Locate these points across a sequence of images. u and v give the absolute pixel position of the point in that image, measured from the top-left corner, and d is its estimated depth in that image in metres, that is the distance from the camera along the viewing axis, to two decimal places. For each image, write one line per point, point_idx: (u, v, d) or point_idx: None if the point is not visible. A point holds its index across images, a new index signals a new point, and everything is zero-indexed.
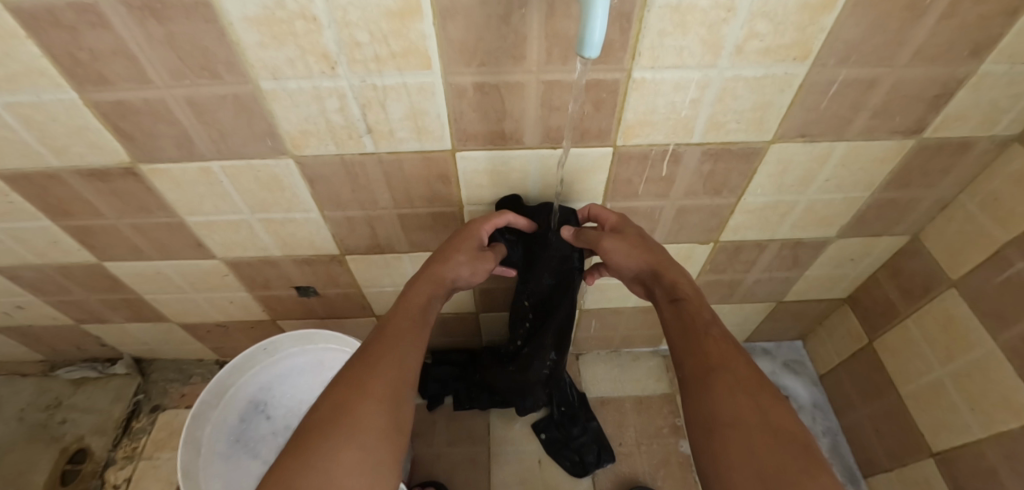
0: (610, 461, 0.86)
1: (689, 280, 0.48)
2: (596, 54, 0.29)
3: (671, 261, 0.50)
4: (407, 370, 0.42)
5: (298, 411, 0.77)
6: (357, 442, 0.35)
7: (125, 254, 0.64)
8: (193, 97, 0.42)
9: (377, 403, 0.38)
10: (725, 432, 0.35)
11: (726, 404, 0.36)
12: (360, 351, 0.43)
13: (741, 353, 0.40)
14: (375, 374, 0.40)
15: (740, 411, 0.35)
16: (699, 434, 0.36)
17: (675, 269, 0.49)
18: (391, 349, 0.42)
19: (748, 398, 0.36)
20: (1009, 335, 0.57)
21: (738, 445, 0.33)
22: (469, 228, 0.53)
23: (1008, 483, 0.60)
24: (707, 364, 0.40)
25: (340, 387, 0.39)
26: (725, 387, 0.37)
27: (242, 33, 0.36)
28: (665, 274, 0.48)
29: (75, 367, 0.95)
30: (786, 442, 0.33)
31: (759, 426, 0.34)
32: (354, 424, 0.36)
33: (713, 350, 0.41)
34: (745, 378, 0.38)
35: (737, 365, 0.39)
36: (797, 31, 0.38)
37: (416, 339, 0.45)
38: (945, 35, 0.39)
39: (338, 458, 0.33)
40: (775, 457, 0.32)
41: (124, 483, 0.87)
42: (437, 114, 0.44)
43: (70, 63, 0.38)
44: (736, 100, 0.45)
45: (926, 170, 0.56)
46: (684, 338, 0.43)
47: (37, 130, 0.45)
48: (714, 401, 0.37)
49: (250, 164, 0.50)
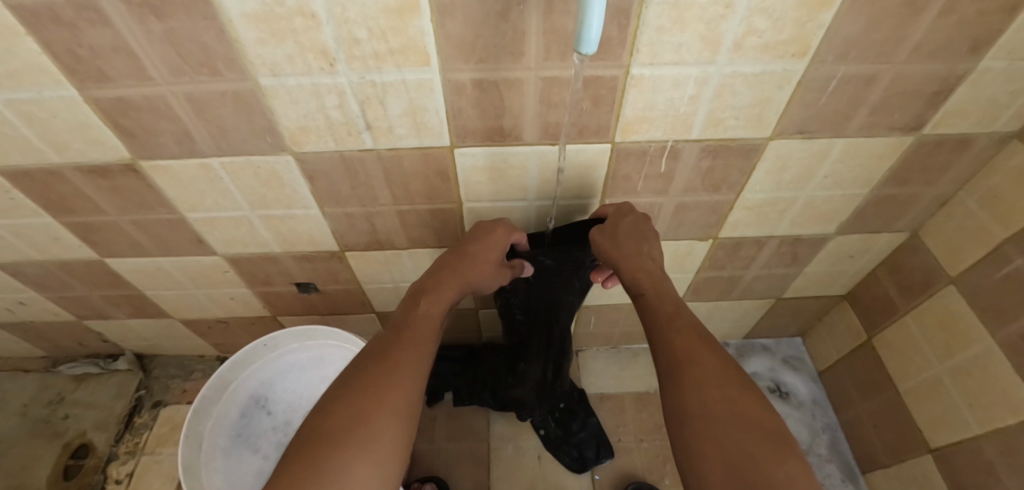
0: (610, 457, 0.86)
1: (651, 271, 0.50)
2: (593, 50, 0.29)
3: (640, 252, 0.51)
4: (423, 379, 0.42)
5: (298, 406, 0.79)
6: (370, 455, 0.35)
7: (126, 250, 0.64)
8: (193, 93, 0.42)
9: (395, 415, 0.38)
10: (695, 424, 0.36)
11: (695, 396, 0.37)
12: (374, 350, 0.43)
13: (710, 344, 0.41)
14: (395, 385, 0.39)
15: (708, 402, 0.36)
16: (674, 426, 0.37)
17: (637, 260, 0.50)
18: (408, 356, 0.42)
19: (718, 389, 0.37)
20: (1007, 331, 0.57)
21: (707, 436, 0.34)
22: (498, 243, 0.54)
23: (1005, 478, 0.60)
24: (677, 357, 0.40)
25: (358, 394, 0.38)
26: (694, 380, 0.38)
27: (242, 30, 0.36)
28: (624, 268, 0.50)
29: (78, 363, 0.96)
30: (752, 432, 0.34)
31: (727, 416, 0.35)
32: (372, 438, 0.36)
33: (681, 344, 0.41)
34: (715, 370, 0.39)
35: (703, 356, 0.40)
36: (796, 27, 0.38)
37: (430, 345, 0.45)
38: (944, 31, 0.39)
39: (353, 473, 0.33)
40: (741, 447, 0.33)
41: (126, 478, 0.88)
42: (436, 110, 0.45)
43: (70, 60, 0.38)
44: (735, 96, 0.45)
45: (926, 167, 0.56)
46: (659, 335, 0.44)
47: (38, 127, 0.45)
48: (685, 395, 0.37)
49: (250, 161, 0.50)
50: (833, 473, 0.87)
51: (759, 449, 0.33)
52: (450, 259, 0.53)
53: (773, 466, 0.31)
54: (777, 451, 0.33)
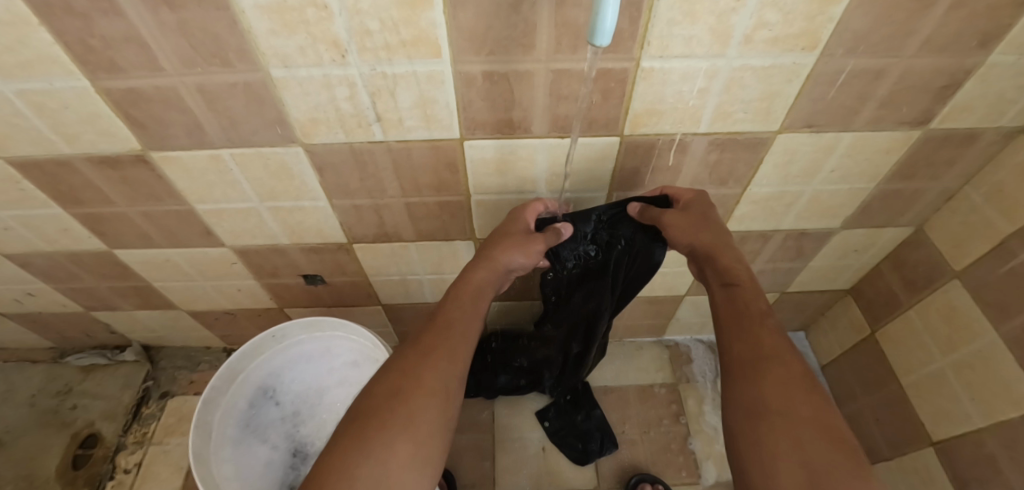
0: (614, 448, 0.87)
1: (745, 266, 0.46)
2: (607, 42, 0.29)
3: (727, 241, 0.47)
4: (460, 363, 0.42)
5: (308, 396, 0.80)
6: (410, 432, 0.35)
7: (135, 241, 0.65)
8: (204, 84, 0.42)
9: (432, 397, 0.38)
10: (774, 423, 0.34)
11: (780, 395, 0.35)
12: (414, 337, 0.44)
13: (794, 346, 0.39)
14: (430, 368, 0.40)
15: (786, 403, 0.34)
16: (740, 417, 0.36)
17: (728, 252, 0.47)
18: (444, 343, 0.43)
19: (799, 391, 0.35)
20: (1009, 326, 0.58)
21: (785, 434, 0.33)
22: (515, 214, 0.56)
23: (1007, 470, 0.61)
24: (757, 351, 0.39)
25: (396, 376, 0.40)
26: (773, 377, 0.36)
27: (254, 20, 0.36)
28: (718, 258, 0.46)
29: (86, 354, 0.96)
30: (835, 442, 0.32)
31: (809, 421, 0.33)
32: (412, 417, 0.36)
33: (764, 340, 0.39)
34: (795, 371, 0.37)
35: (786, 355, 0.38)
36: (806, 20, 0.38)
37: (466, 327, 0.46)
38: (953, 25, 0.39)
39: (394, 452, 0.34)
40: (823, 457, 0.31)
41: (134, 467, 0.89)
42: (446, 102, 0.45)
43: (81, 50, 0.38)
44: (743, 89, 0.45)
45: (932, 161, 0.56)
46: (735, 323, 0.41)
47: (49, 117, 0.45)
48: (766, 390, 0.36)
49: (260, 152, 0.50)
50: None
51: (844, 464, 0.30)
52: (487, 243, 0.54)
53: (857, 479, 0.29)
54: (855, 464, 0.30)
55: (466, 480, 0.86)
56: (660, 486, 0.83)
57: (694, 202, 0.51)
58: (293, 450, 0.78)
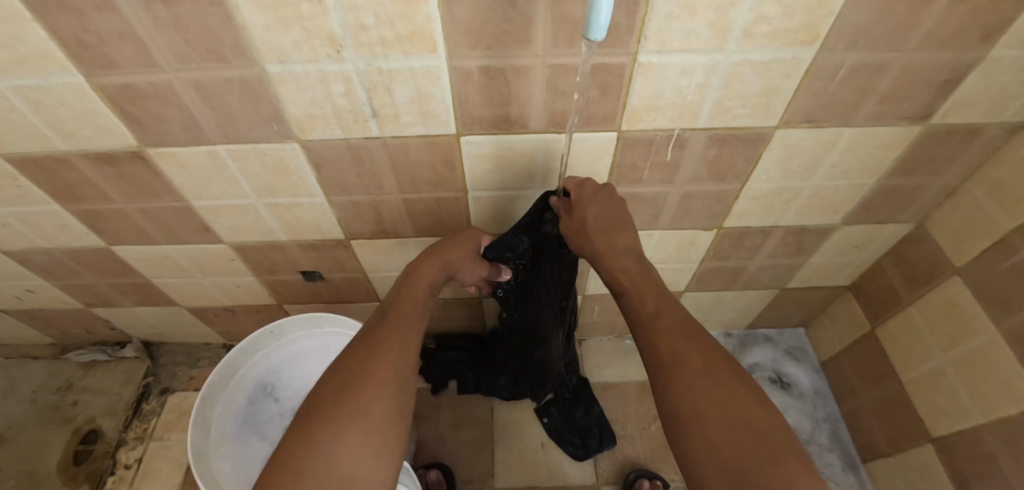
0: (612, 444, 0.87)
1: (634, 266, 0.47)
2: (602, 36, 0.29)
3: (616, 244, 0.48)
4: (411, 354, 0.43)
5: (306, 392, 0.79)
6: (358, 425, 0.36)
7: (134, 238, 0.65)
8: (199, 80, 0.42)
9: (383, 387, 0.39)
10: (694, 428, 0.36)
11: (692, 397, 0.37)
12: (365, 333, 0.45)
13: (696, 339, 0.41)
14: (380, 360, 0.41)
15: (701, 402, 0.36)
16: (669, 427, 0.38)
17: (615, 259, 0.47)
18: (396, 334, 0.44)
19: (712, 388, 0.37)
20: (1011, 322, 0.58)
21: (703, 438, 0.35)
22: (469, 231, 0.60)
23: (1006, 467, 0.61)
24: (662, 360, 0.40)
25: (345, 371, 0.40)
26: (680, 380, 0.38)
27: (248, 15, 0.36)
28: (606, 261, 0.48)
29: (87, 350, 0.97)
30: (751, 434, 0.34)
31: (721, 421, 0.35)
32: (362, 406, 0.37)
33: (666, 345, 0.41)
34: (704, 368, 0.38)
35: (693, 357, 0.39)
36: (806, 14, 0.38)
37: (415, 323, 0.46)
38: (956, 19, 0.39)
39: (344, 442, 0.34)
40: (738, 454, 0.33)
41: (135, 463, 0.89)
42: (442, 98, 0.44)
43: (75, 46, 0.38)
44: (743, 84, 0.45)
45: (934, 157, 0.55)
46: (642, 333, 0.43)
47: (45, 113, 0.45)
48: (676, 395, 0.38)
49: (257, 148, 0.50)
50: (834, 462, 0.88)
51: (757, 451, 0.32)
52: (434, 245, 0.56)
53: (773, 471, 0.31)
54: (773, 449, 0.33)
55: (465, 476, 0.86)
56: (658, 482, 0.83)
57: (583, 195, 0.49)
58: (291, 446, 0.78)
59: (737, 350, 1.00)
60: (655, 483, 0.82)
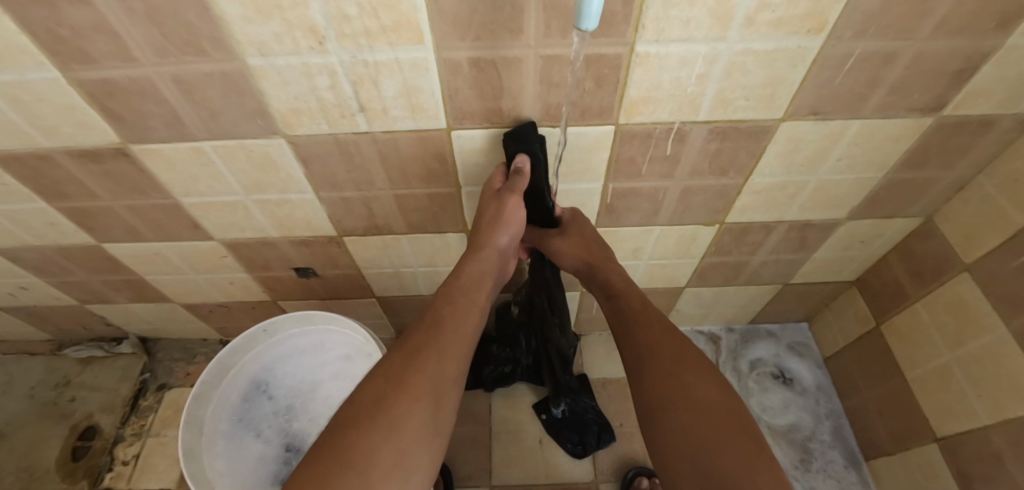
0: (610, 441, 0.86)
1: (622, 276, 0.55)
2: (594, 26, 0.28)
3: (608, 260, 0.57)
4: (451, 362, 0.42)
5: (299, 390, 0.79)
6: (392, 441, 0.36)
7: (124, 235, 0.64)
8: (179, 74, 0.40)
9: (417, 402, 0.38)
10: (659, 415, 0.41)
11: (658, 389, 0.42)
12: (404, 337, 0.45)
13: (671, 335, 0.47)
14: (419, 373, 0.40)
15: (670, 390, 0.42)
16: (642, 415, 0.43)
17: (611, 267, 0.56)
18: (435, 343, 0.43)
19: (682, 373, 0.43)
20: (1020, 321, 0.56)
21: (670, 424, 0.40)
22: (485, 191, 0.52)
23: (1012, 468, 0.60)
24: (642, 353, 0.46)
25: (381, 381, 0.40)
26: (656, 373, 0.43)
27: (225, 6, 0.34)
28: (599, 273, 0.56)
29: (83, 347, 0.97)
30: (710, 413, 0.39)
31: (684, 404, 0.40)
32: (394, 423, 0.37)
33: (645, 338, 0.47)
34: (672, 360, 0.44)
35: (666, 350, 0.45)
36: (811, 1, 0.35)
37: (455, 323, 0.46)
38: (972, 4, 0.36)
39: (374, 460, 0.34)
40: (697, 432, 0.38)
41: (133, 459, 0.90)
42: (431, 91, 0.43)
43: (50, 40, 0.37)
44: (746, 74, 0.42)
45: (945, 149, 0.53)
46: (625, 325, 0.50)
47: (25, 110, 0.44)
48: (650, 390, 0.43)
49: (243, 143, 0.48)
50: (835, 459, 0.87)
51: (713, 428, 0.38)
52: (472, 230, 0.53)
53: (727, 447, 0.36)
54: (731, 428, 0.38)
55: (461, 472, 0.86)
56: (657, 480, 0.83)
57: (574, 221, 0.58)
58: (286, 446, 0.77)
59: (739, 345, 0.99)
60: (654, 481, 0.82)
